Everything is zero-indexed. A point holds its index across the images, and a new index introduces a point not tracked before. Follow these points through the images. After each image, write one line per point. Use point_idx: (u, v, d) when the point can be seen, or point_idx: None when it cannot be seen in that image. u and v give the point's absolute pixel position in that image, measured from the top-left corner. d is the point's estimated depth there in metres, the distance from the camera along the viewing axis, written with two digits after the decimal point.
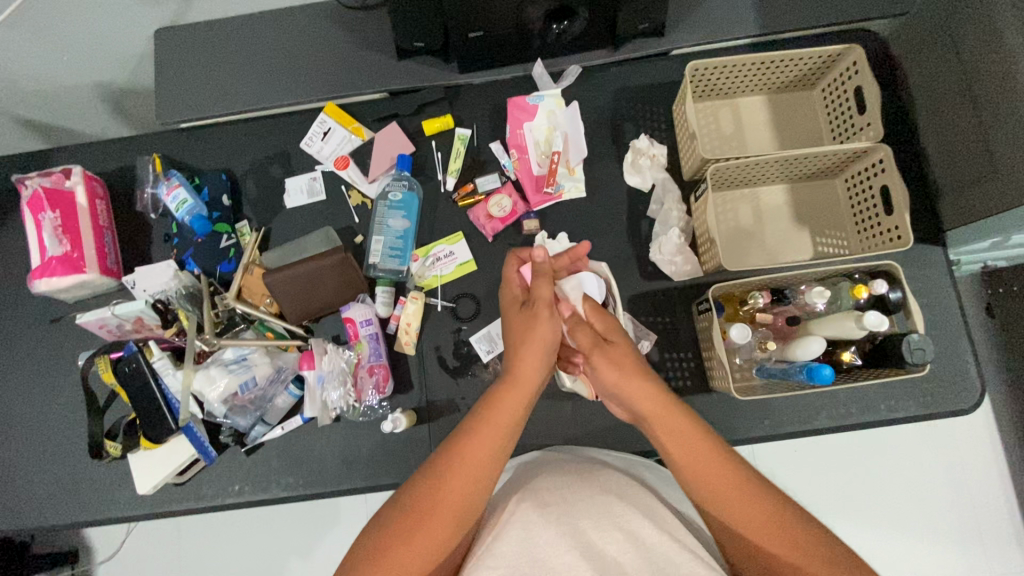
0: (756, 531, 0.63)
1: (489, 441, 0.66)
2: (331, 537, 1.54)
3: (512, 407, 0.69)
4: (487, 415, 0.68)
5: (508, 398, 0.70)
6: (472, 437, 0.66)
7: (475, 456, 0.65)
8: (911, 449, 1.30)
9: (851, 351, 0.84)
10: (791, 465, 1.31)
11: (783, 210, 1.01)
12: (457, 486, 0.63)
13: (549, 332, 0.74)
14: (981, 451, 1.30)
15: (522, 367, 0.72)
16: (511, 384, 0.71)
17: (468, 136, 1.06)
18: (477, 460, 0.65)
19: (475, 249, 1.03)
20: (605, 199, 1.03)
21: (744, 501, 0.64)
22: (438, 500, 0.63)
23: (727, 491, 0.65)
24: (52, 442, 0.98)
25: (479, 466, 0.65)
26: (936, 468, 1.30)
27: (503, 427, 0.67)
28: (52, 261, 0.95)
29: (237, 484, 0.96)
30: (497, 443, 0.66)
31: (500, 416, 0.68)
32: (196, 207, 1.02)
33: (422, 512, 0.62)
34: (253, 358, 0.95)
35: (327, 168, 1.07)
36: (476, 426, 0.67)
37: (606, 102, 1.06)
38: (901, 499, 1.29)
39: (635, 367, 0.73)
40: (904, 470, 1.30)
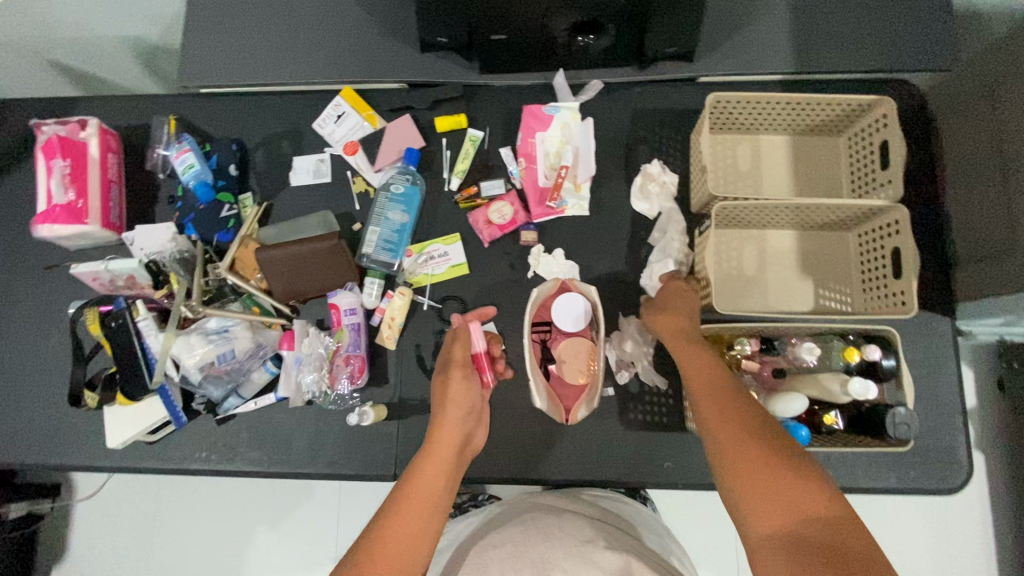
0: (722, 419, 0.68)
1: (412, 521, 0.64)
2: (300, 514, 1.57)
3: (434, 480, 0.68)
4: (405, 493, 0.66)
5: (430, 468, 0.69)
6: (391, 519, 0.64)
7: (401, 536, 0.63)
8: (895, 516, 1.26)
9: (834, 413, 0.81)
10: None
11: (790, 257, 0.98)
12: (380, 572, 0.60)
13: (463, 392, 0.76)
14: (965, 530, 1.26)
15: (434, 444, 0.71)
16: (431, 458, 0.70)
17: (479, 138, 1.05)
18: (400, 543, 0.62)
19: (471, 253, 1.02)
20: (608, 220, 1.01)
21: (726, 397, 0.70)
22: None
23: (714, 386, 0.71)
24: (35, 383, 1.01)
25: (405, 548, 0.62)
26: (914, 540, 1.26)
27: (426, 504, 0.66)
28: (56, 208, 0.97)
29: (204, 452, 0.97)
30: (419, 521, 0.64)
31: (421, 492, 0.66)
32: (202, 173, 1.03)
33: None
34: (236, 331, 0.95)
35: (336, 152, 1.07)
36: (395, 507, 0.65)
37: (624, 122, 1.04)
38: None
39: (679, 307, 0.84)
40: (881, 539, 1.26)
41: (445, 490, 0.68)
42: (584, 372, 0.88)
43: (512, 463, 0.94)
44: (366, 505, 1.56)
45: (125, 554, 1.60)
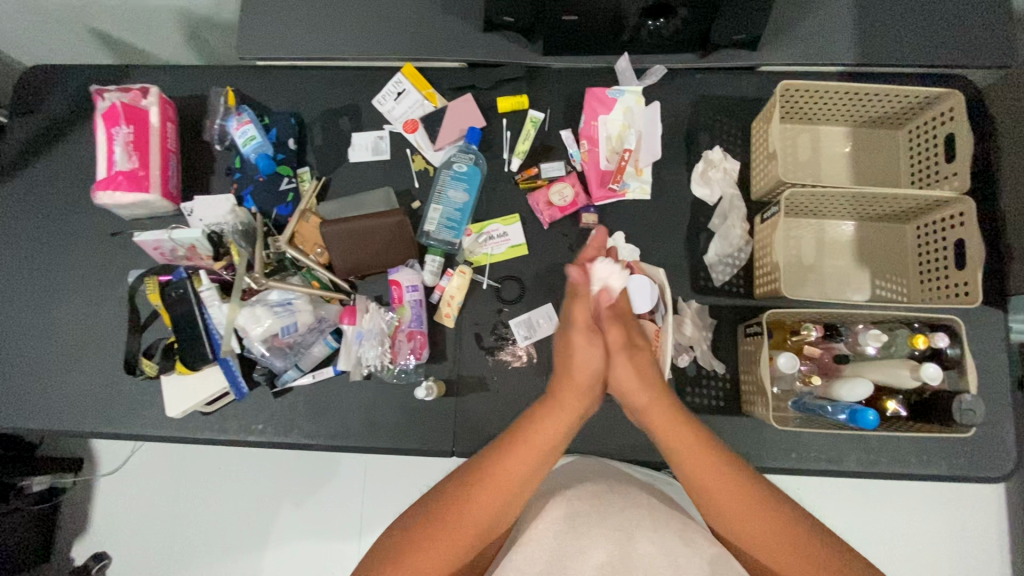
0: (749, 529, 0.69)
1: (520, 463, 0.70)
2: (327, 493, 1.57)
3: (549, 430, 0.73)
4: (524, 435, 0.72)
5: (550, 417, 0.75)
6: (503, 458, 0.71)
7: (511, 470, 0.70)
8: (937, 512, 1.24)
9: (895, 400, 0.83)
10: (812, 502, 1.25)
11: (847, 247, 0.99)
12: (481, 505, 0.69)
13: (589, 358, 0.78)
14: (988, 525, 1.28)
15: (561, 393, 0.77)
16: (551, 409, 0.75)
17: (540, 120, 1.05)
18: (509, 476, 0.70)
19: (531, 235, 1.02)
20: (668, 205, 1.01)
21: (752, 514, 0.68)
22: (459, 516, 0.68)
23: (730, 503, 0.69)
24: (90, 351, 1.01)
25: (508, 485, 0.70)
26: (938, 533, 1.28)
27: (539, 448, 0.72)
28: (117, 175, 0.96)
29: (261, 423, 0.98)
30: (527, 463, 0.71)
31: (532, 438, 0.72)
32: (262, 146, 1.03)
33: (452, 522, 0.68)
34: (298, 304, 0.96)
35: (395, 129, 1.07)
36: (507, 444, 0.72)
37: (685, 108, 1.04)
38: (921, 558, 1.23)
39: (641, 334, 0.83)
40: (906, 531, 1.29)
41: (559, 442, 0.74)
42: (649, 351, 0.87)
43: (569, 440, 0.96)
44: (392, 485, 1.57)
45: (147, 527, 1.60)
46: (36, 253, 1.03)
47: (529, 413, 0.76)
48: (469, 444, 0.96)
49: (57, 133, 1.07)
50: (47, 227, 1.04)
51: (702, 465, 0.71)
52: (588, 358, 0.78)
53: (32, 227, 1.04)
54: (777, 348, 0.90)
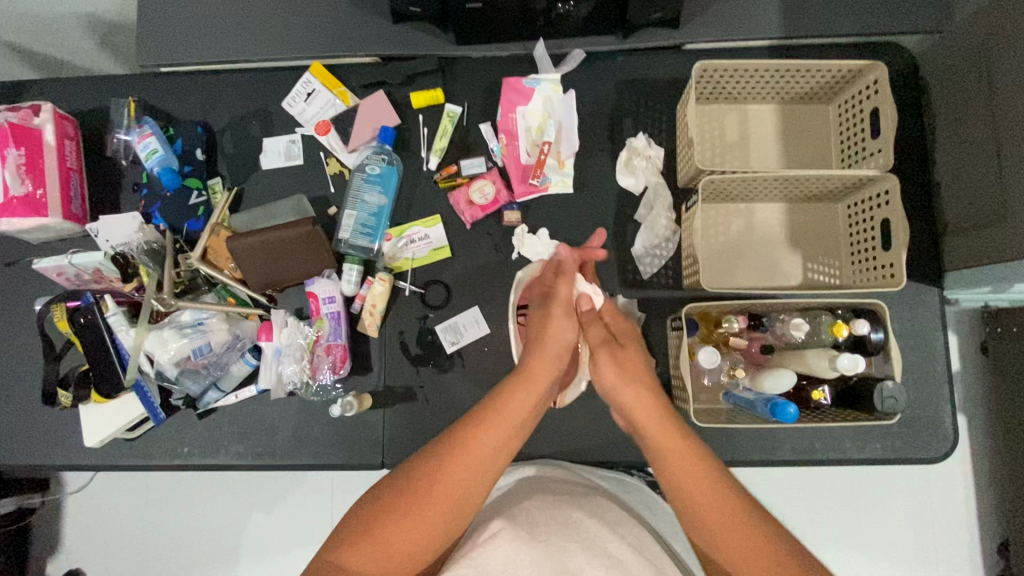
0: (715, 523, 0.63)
1: (499, 432, 0.67)
2: (293, 500, 1.57)
3: (521, 402, 0.70)
4: (498, 408, 0.68)
5: (520, 392, 0.70)
6: (484, 422, 0.67)
7: (485, 443, 0.66)
8: (897, 488, 1.23)
9: (822, 389, 0.80)
10: (771, 484, 1.24)
11: (778, 230, 0.96)
12: (459, 478, 0.64)
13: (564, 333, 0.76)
14: (955, 500, 1.23)
15: (533, 364, 0.73)
16: (523, 374, 0.72)
17: (457, 114, 1.00)
18: (481, 449, 0.66)
19: (453, 236, 0.98)
20: (594, 197, 0.97)
21: (716, 500, 0.64)
22: (433, 488, 0.64)
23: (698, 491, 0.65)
24: (7, 382, 0.98)
25: (488, 454, 0.66)
26: (905, 513, 1.23)
27: (510, 421, 0.68)
28: (11, 201, 0.91)
29: (187, 446, 0.95)
30: (506, 434, 0.67)
31: (507, 407, 0.69)
32: (166, 159, 0.98)
33: (422, 495, 0.63)
34: (211, 323, 0.92)
35: (307, 132, 1.02)
36: (484, 417, 0.68)
37: (608, 93, 1.00)
38: (880, 533, 1.23)
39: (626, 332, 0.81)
40: (875, 512, 1.23)
41: (530, 415, 0.70)
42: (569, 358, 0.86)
43: None
44: (359, 486, 1.55)
45: (118, 542, 1.59)
46: None
47: (499, 386, 0.71)
48: (399, 455, 0.94)
49: None
50: None
51: (670, 443, 0.68)
52: (563, 330, 0.76)
53: None
54: (702, 341, 0.87)
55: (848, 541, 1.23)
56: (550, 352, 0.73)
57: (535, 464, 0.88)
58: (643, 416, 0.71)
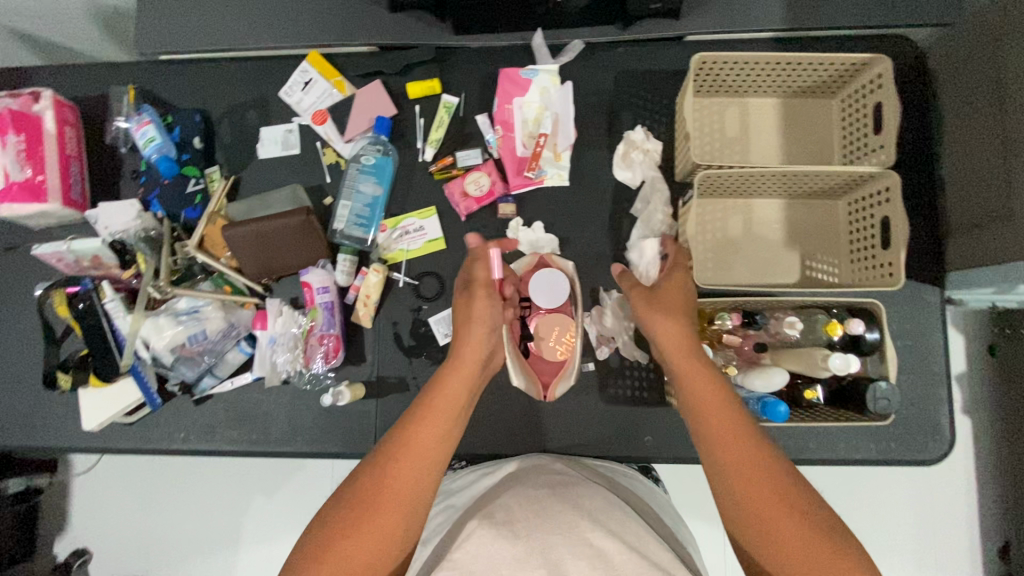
0: (737, 472, 0.62)
1: (435, 425, 0.66)
2: (294, 487, 1.59)
3: (456, 389, 0.70)
4: (430, 401, 0.68)
5: (454, 380, 0.70)
6: (421, 416, 0.67)
7: (424, 437, 0.65)
8: (896, 487, 1.22)
9: (816, 389, 0.79)
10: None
11: (777, 226, 0.94)
12: (404, 476, 0.63)
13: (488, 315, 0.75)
14: (957, 503, 1.21)
15: (464, 353, 0.73)
16: (458, 363, 0.72)
17: (454, 105, 1.00)
18: (422, 443, 0.65)
19: (448, 228, 0.98)
20: (590, 190, 0.96)
21: (741, 448, 0.64)
22: (382, 491, 0.62)
23: (724, 432, 0.65)
24: (10, 366, 1.00)
25: (432, 446, 0.65)
26: (904, 514, 1.22)
27: (449, 409, 0.68)
28: (12, 186, 0.92)
29: (183, 432, 0.97)
30: (445, 421, 0.67)
31: (438, 399, 0.68)
32: (164, 147, 0.98)
33: (372, 502, 0.62)
34: (207, 311, 0.93)
35: (304, 122, 1.02)
36: (420, 413, 0.67)
37: (607, 85, 0.98)
38: (877, 532, 1.22)
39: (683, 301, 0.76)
40: (873, 512, 1.22)
41: (465, 401, 0.70)
42: (562, 348, 0.86)
43: (492, 438, 0.94)
44: None
45: (123, 523, 1.63)
46: None
47: (432, 380, 0.71)
48: None
49: None
50: None
51: (702, 387, 0.69)
52: (490, 315, 0.76)
53: None
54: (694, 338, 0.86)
55: None
56: (480, 335, 0.73)
57: (513, 461, 0.87)
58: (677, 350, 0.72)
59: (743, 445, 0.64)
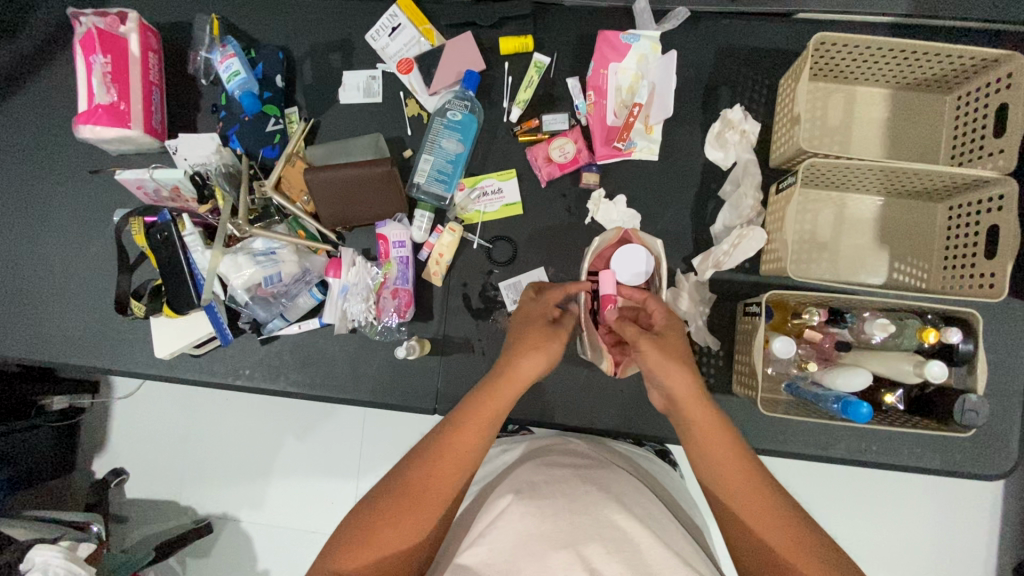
0: (746, 508, 0.65)
1: (476, 432, 0.68)
2: (327, 431, 1.63)
3: (500, 400, 0.69)
4: (475, 406, 0.69)
5: (497, 392, 0.70)
6: (459, 427, 0.67)
7: (465, 443, 0.67)
8: (938, 497, 1.21)
9: (895, 394, 0.78)
10: (804, 477, 1.24)
11: (867, 224, 0.92)
12: (445, 474, 0.65)
13: (547, 342, 0.73)
14: (993, 522, 1.21)
15: (510, 372, 0.71)
16: (498, 387, 0.70)
17: (545, 65, 0.95)
18: (464, 447, 0.67)
19: (527, 193, 0.96)
20: (678, 168, 0.93)
21: (748, 489, 0.65)
22: (426, 486, 0.65)
23: (730, 477, 0.66)
24: (86, 287, 1.02)
25: (457, 467, 0.66)
26: (937, 526, 1.21)
27: (492, 417, 0.69)
28: (98, 109, 0.92)
29: (248, 369, 0.98)
30: (486, 430, 0.68)
31: (470, 424, 0.68)
32: (247, 83, 0.96)
33: (416, 496, 0.64)
34: (282, 254, 0.94)
35: (389, 69, 0.99)
36: (464, 416, 0.68)
37: (707, 59, 0.94)
38: (913, 539, 1.21)
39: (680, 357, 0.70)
40: (908, 522, 1.22)
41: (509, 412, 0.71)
42: None
43: (552, 407, 0.95)
44: (391, 426, 1.60)
45: (161, 449, 1.68)
46: (29, 185, 1.03)
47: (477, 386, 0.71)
48: (451, 404, 0.95)
49: (42, 58, 1.03)
50: (38, 159, 1.03)
51: (708, 434, 0.67)
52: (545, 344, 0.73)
53: (23, 155, 1.03)
54: (775, 329, 0.85)
55: (877, 546, 1.22)
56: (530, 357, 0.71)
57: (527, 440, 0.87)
58: (694, 407, 0.68)
59: (750, 489, 0.65)
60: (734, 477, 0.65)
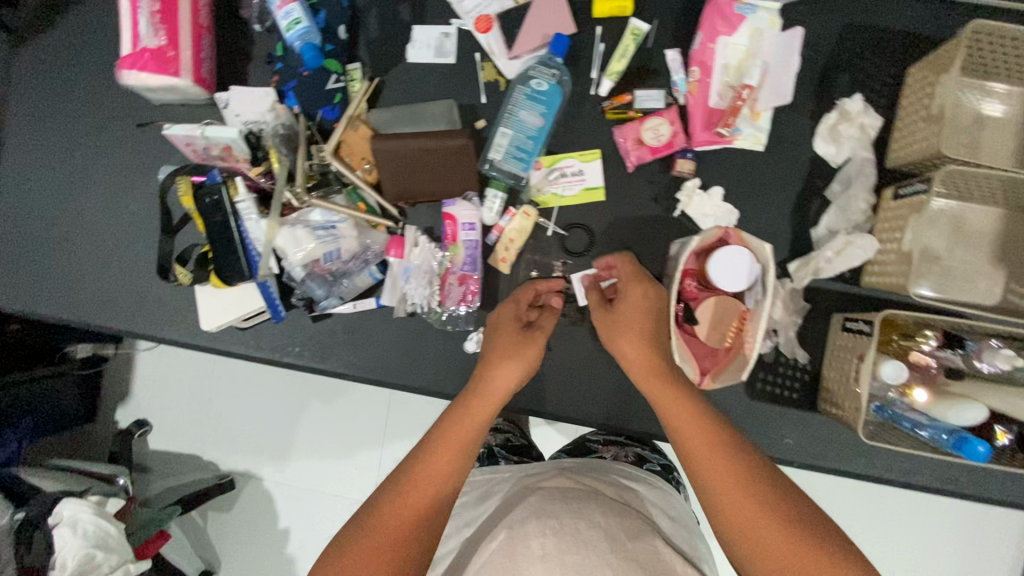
0: (731, 504, 0.59)
1: (455, 443, 0.66)
2: (353, 394, 1.54)
3: (478, 410, 0.68)
4: (455, 417, 0.68)
5: (475, 403, 0.69)
6: (437, 439, 0.66)
7: (441, 457, 0.64)
8: (999, 523, 1.16)
9: (1005, 429, 0.73)
10: (861, 494, 1.18)
11: (985, 239, 0.83)
12: (422, 491, 0.62)
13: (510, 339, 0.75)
14: None
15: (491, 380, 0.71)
16: (459, 416, 0.68)
17: (643, 33, 0.85)
18: (442, 459, 0.64)
19: (611, 178, 0.87)
20: (782, 162, 0.84)
21: (730, 471, 0.60)
22: (400, 506, 0.61)
23: (713, 465, 0.61)
24: (126, 247, 0.95)
25: (410, 518, 0.61)
26: (996, 555, 1.16)
27: (471, 425, 0.67)
28: (144, 53, 0.83)
29: (297, 346, 0.91)
30: (465, 439, 0.66)
31: (427, 465, 0.64)
32: (309, 33, 0.86)
33: (390, 517, 0.60)
34: (342, 228, 0.87)
35: (465, 26, 0.89)
36: (442, 430, 0.67)
37: (828, 38, 0.83)
38: (970, 563, 1.16)
39: (640, 329, 0.73)
40: (965, 548, 1.16)
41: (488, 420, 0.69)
42: (729, 334, 0.79)
43: (623, 414, 0.87)
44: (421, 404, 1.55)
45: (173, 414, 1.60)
46: (74, 131, 0.95)
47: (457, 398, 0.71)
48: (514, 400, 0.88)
49: None
50: (84, 102, 0.95)
51: (681, 417, 0.65)
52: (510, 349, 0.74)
53: (68, 99, 0.95)
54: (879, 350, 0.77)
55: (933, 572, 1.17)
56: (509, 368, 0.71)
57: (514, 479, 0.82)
58: (662, 391, 0.68)
59: (730, 466, 0.60)
60: (715, 460, 0.61)
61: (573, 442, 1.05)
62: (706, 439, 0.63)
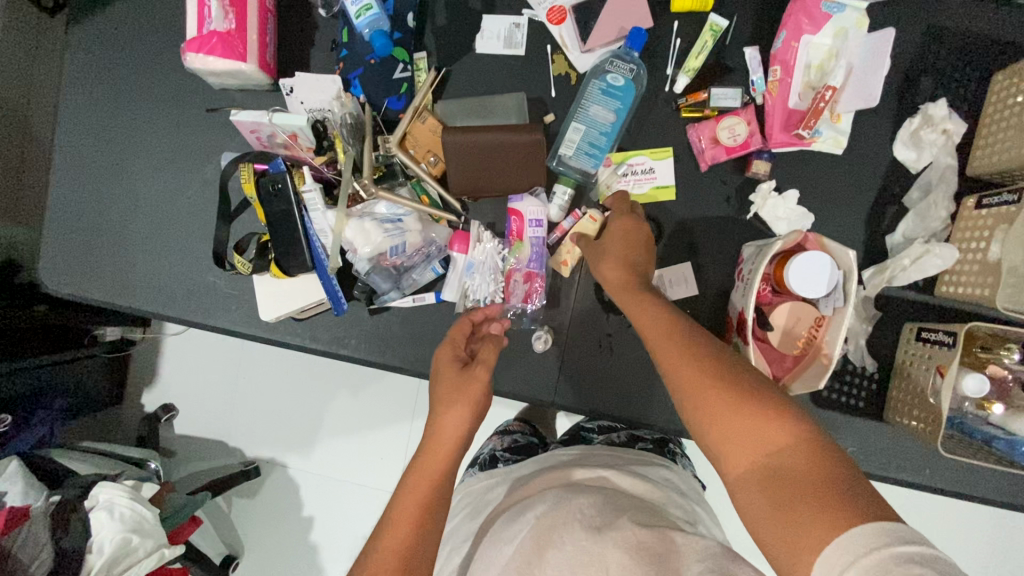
0: (691, 390, 0.57)
1: (408, 516, 0.59)
2: (381, 382, 1.48)
3: (426, 476, 0.62)
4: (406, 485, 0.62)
5: (420, 464, 0.63)
6: (389, 521, 0.59)
7: (396, 539, 0.58)
8: None
9: None
10: (900, 499, 1.18)
11: None
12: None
13: (452, 365, 0.71)
14: None
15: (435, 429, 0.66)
16: (410, 482, 0.62)
17: (722, 29, 0.83)
18: (399, 537, 0.58)
19: (682, 177, 0.85)
20: (858, 166, 0.83)
21: (687, 359, 0.59)
22: None
23: (670, 356, 0.60)
24: (183, 232, 0.94)
25: None
26: None
27: (424, 491, 0.61)
28: (211, 36, 0.81)
29: (353, 339, 0.90)
30: (420, 506, 0.60)
31: (384, 553, 0.57)
32: (378, 20, 0.83)
33: None
34: (407, 222, 0.85)
35: (537, 17, 0.86)
36: (392, 509, 0.61)
37: (912, 41, 0.81)
38: (1003, 574, 1.17)
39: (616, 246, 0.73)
40: (1002, 555, 1.17)
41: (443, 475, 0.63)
42: (801, 341, 0.77)
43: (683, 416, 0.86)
44: None
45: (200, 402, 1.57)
46: (131, 111, 0.93)
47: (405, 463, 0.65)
48: (573, 400, 0.87)
49: None
50: (144, 84, 0.93)
51: (645, 319, 0.65)
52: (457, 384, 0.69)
53: (127, 78, 0.93)
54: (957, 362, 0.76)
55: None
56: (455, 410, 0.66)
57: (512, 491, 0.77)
58: (637, 305, 0.67)
59: (690, 355, 0.59)
60: (679, 356, 0.59)
61: (568, 432, 1.00)
62: (680, 350, 0.60)
